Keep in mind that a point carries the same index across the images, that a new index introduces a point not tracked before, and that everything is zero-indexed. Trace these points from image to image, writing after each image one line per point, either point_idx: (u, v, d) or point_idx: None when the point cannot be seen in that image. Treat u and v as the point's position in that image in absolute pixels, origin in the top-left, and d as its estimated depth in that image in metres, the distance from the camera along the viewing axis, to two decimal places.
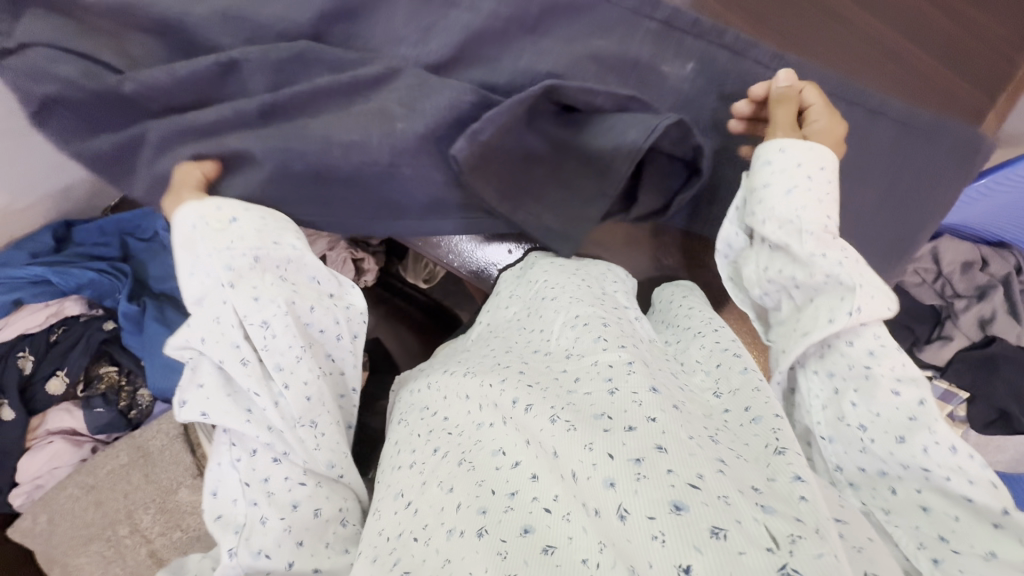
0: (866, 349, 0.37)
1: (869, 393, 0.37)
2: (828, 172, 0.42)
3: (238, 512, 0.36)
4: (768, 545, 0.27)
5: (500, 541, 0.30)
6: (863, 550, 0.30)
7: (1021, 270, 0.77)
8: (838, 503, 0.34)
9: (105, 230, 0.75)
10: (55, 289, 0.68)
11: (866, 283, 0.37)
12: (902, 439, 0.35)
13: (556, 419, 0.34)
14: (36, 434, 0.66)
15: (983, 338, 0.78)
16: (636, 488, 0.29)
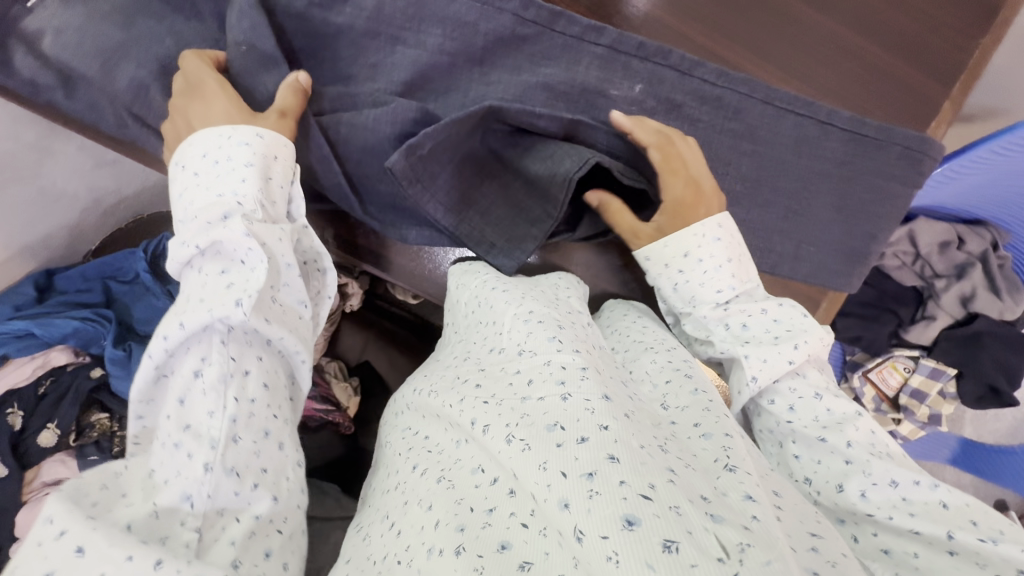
0: (787, 406, 0.43)
1: (806, 447, 0.42)
2: (711, 230, 0.47)
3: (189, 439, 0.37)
4: (719, 556, 0.27)
5: (477, 557, 0.30)
6: (835, 564, 0.31)
7: (998, 245, 0.76)
8: (814, 519, 0.35)
9: (87, 276, 0.77)
10: (39, 341, 0.70)
11: (776, 335, 0.45)
12: (841, 487, 0.39)
13: (511, 439, 0.34)
14: (33, 486, 0.65)
15: (965, 316, 0.79)
16: (589, 506, 0.29)
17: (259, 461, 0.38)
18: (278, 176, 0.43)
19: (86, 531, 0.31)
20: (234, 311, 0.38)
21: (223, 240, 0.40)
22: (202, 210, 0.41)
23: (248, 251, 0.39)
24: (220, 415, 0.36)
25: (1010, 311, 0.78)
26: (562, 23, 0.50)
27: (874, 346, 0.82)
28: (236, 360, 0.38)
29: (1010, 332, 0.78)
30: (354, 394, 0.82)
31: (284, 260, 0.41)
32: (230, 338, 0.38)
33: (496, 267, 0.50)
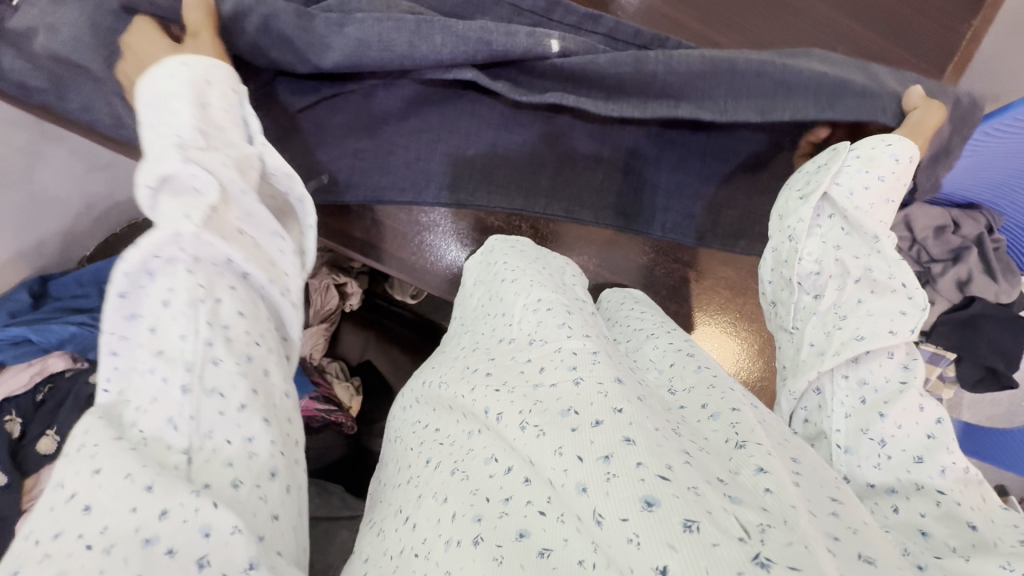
0: (901, 364, 0.42)
1: (900, 405, 0.39)
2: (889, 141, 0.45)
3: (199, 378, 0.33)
4: (740, 535, 0.26)
5: (495, 547, 0.30)
6: (856, 530, 0.30)
7: (992, 228, 0.77)
8: (833, 485, 0.34)
9: (83, 282, 0.76)
10: (37, 347, 0.69)
11: (844, 315, 0.44)
12: (921, 458, 0.38)
13: (526, 425, 0.34)
14: (33, 495, 0.64)
15: (964, 299, 0.79)
16: (608, 489, 0.29)
17: (244, 382, 0.35)
18: (216, 99, 0.39)
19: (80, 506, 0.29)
20: (191, 216, 0.35)
21: (175, 178, 0.35)
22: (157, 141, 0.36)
23: (193, 173, 0.35)
24: (196, 339, 0.34)
25: (1004, 294, 0.78)
26: (559, 12, 0.50)
27: None
28: (204, 286, 0.36)
29: (1009, 314, 0.78)
30: (356, 394, 0.82)
31: (237, 187, 0.37)
32: (196, 265, 0.36)
33: (508, 260, 0.52)
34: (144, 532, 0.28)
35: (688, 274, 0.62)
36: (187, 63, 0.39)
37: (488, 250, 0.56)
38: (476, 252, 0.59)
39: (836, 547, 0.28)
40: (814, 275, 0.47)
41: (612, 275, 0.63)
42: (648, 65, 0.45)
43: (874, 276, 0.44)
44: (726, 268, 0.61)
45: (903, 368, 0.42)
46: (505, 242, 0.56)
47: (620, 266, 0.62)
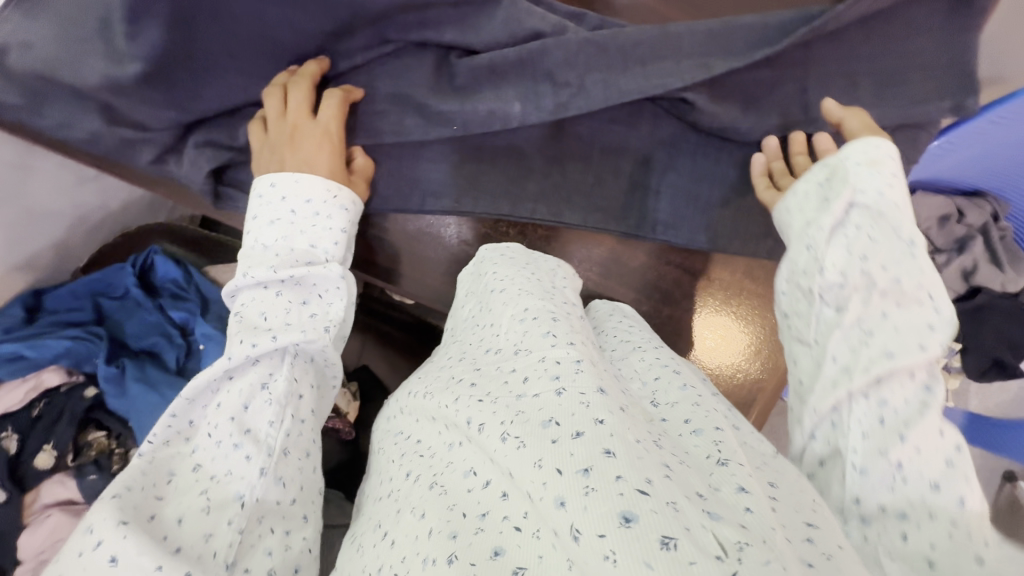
0: (924, 384, 0.37)
1: (919, 428, 0.35)
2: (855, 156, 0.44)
3: (258, 442, 0.40)
4: (717, 554, 0.26)
5: (470, 565, 0.29)
6: (830, 557, 0.29)
7: (999, 216, 0.75)
8: (808, 507, 0.33)
9: (77, 294, 0.76)
10: (31, 363, 0.69)
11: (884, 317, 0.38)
12: (938, 486, 0.34)
13: (506, 437, 0.33)
14: (33, 510, 0.66)
15: (967, 290, 0.79)
16: (586, 502, 0.28)
17: (273, 468, 0.39)
18: (323, 242, 0.48)
19: (191, 481, 0.39)
20: (317, 337, 0.45)
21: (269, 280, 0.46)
22: (271, 257, 0.47)
23: (327, 270, 0.46)
24: (280, 426, 0.41)
25: (1012, 283, 0.76)
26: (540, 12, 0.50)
27: None
28: (269, 373, 0.43)
29: (1015, 304, 0.77)
30: (353, 399, 0.80)
31: (329, 326, 0.46)
32: (261, 358, 0.43)
33: (496, 268, 0.51)
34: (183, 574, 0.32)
35: (681, 276, 0.60)
36: (312, 185, 0.48)
37: (477, 263, 0.55)
38: (468, 266, 0.57)
39: (810, 572, 0.27)
40: (836, 286, 0.41)
41: (603, 278, 0.62)
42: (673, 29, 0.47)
43: (901, 286, 0.39)
44: (723, 268, 0.59)
45: (929, 390, 0.37)
46: (492, 253, 0.54)
47: (610, 268, 0.62)
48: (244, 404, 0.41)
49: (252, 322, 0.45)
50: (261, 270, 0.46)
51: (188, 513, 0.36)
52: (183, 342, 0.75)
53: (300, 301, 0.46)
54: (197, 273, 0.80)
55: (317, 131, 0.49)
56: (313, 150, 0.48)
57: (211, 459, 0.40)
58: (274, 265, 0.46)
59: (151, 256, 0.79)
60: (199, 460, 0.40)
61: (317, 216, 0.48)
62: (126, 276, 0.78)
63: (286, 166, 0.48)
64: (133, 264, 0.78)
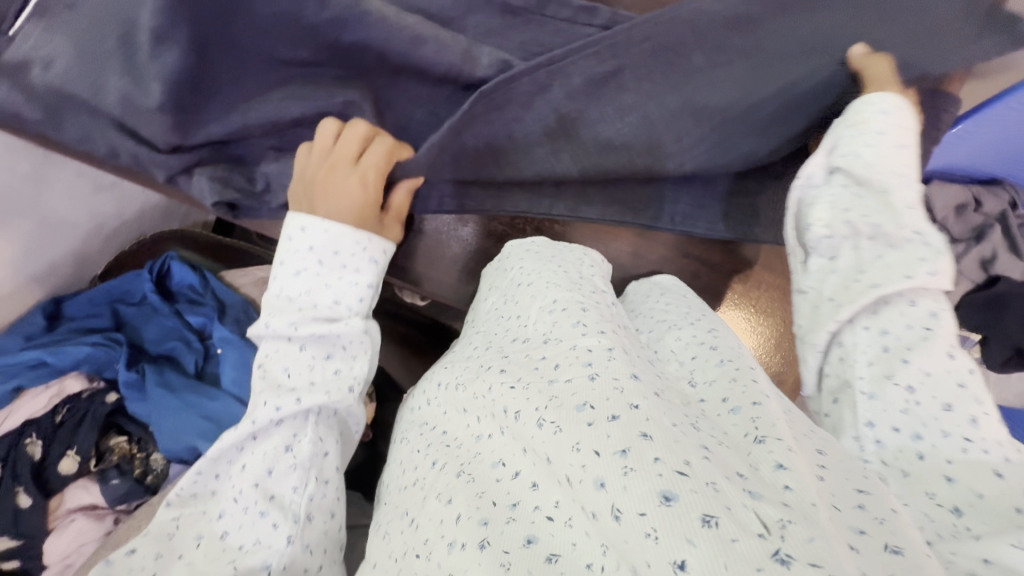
0: (929, 310, 0.38)
1: (925, 352, 0.37)
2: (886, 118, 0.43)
3: (283, 508, 0.43)
4: (760, 531, 0.25)
5: (503, 552, 0.29)
6: (884, 520, 0.29)
7: (1016, 203, 0.75)
8: (857, 476, 0.33)
9: (95, 301, 0.77)
10: (52, 369, 0.70)
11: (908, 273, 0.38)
12: (951, 406, 0.35)
13: (542, 423, 0.33)
14: (58, 514, 0.67)
15: (987, 279, 0.78)
16: (625, 484, 0.28)
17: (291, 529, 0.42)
18: (348, 296, 0.52)
19: (222, 549, 0.43)
20: (341, 397, 0.49)
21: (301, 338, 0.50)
22: (293, 311, 0.51)
23: (348, 326, 0.51)
24: (303, 491, 0.44)
25: None
26: (551, 8, 0.51)
27: None
28: (294, 434, 0.46)
29: None
30: (370, 400, 0.80)
31: (354, 385, 0.50)
32: (284, 419, 0.47)
33: (522, 264, 0.51)
34: None
35: (697, 268, 0.60)
36: (343, 240, 0.51)
37: (505, 258, 0.55)
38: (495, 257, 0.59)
39: (859, 540, 0.27)
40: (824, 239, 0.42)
41: (619, 272, 0.62)
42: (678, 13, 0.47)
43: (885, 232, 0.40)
44: (739, 259, 0.59)
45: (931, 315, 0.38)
46: (519, 248, 0.55)
47: (625, 262, 0.62)
48: (266, 470, 0.45)
49: (275, 385, 0.49)
50: (284, 325, 0.50)
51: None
52: (200, 346, 0.76)
53: (324, 358, 0.50)
54: (212, 278, 0.80)
55: (356, 177, 0.51)
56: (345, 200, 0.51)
57: (240, 525, 0.43)
58: (294, 321, 0.50)
59: (168, 262, 0.80)
60: (227, 526, 0.44)
61: (343, 268, 0.52)
62: (143, 282, 0.78)
63: (319, 216, 0.51)
64: (150, 269, 0.79)
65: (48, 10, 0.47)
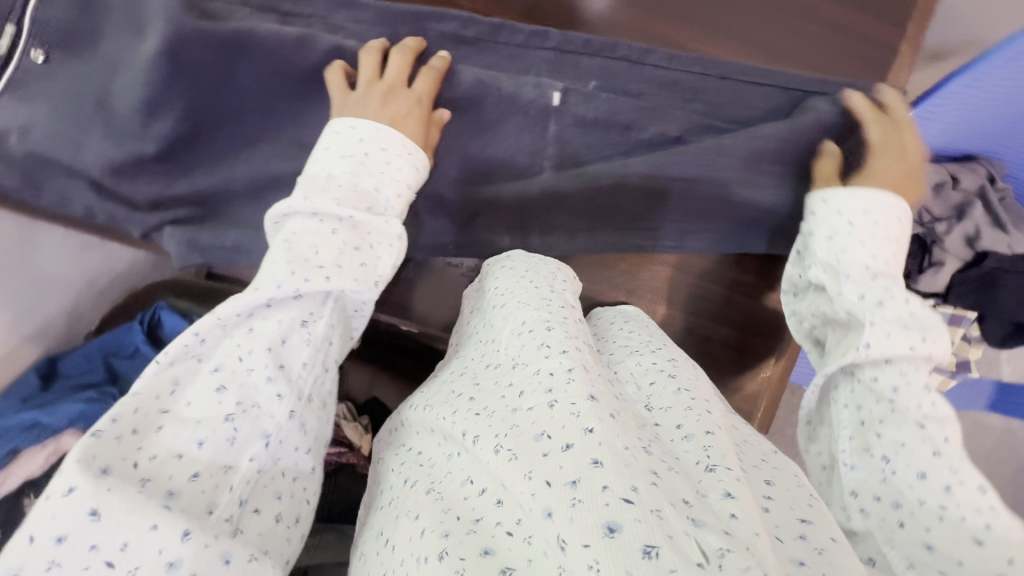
0: (891, 385, 0.37)
1: (895, 426, 0.37)
2: (899, 208, 0.44)
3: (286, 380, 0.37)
4: (697, 561, 0.26)
5: (458, 560, 0.29)
6: (823, 551, 0.29)
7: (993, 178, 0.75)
8: (803, 505, 0.33)
9: (89, 357, 0.78)
10: (48, 429, 0.70)
11: (909, 324, 0.39)
12: (924, 475, 0.35)
13: (499, 449, 0.33)
14: None
15: (975, 256, 0.77)
16: (571, 514, 0.28)
17: (295, 418, 0.37)
18: (390, 191, 0.44)
19: (209, 406, 0.35)
20: (365, 290, 0.41)
21: (328, 213, 0.41)
22: (334, 190, 0.42)
23: (388, 228, 0.43)
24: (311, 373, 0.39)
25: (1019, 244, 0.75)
26: (504, 34, 0.53)
27: None
28: (309, 314, 0.39)
29: None
30: (365, 432, 0.81)
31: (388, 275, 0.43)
32: (302, 297, 0.39)
33: (498, 284, 0.50)
34: (167, 556, 0.29)
35: (672, 271, 0.59)
36: (391, 138, 0.46)
37: (482, 279, 0.53)
38: (475, 285, 0.56)
39: (797, 574, 0.27)
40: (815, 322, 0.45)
41: (593, 284, 0.61)
42: (624, 50, 0.52)
43: (882, 308, 0.39)
44: (715, 261, 0.58)
45: (860, 346, 0.38)
46: (495, 265, 0.53)
47: (603, 276, 0.60)
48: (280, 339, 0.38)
49: (297, 257, 0.39)
50: (329, 204, 0.41)
51: (202, 466, 0.34)
52: None
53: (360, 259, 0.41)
54: None
55: (410, 99, 0.49)
56: (403, 113, 0.48)
57: (239, 384, 0.36)
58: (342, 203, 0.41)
59: (157, 311, 0.81)
60: (221, 382, 0.36)
61: (388, 165, 0.45)
62: (135, 333, 0.80)
63: (376, 119, 0.47)
64: (140, 321, 0.80)
65: (26, 85, 0.50)
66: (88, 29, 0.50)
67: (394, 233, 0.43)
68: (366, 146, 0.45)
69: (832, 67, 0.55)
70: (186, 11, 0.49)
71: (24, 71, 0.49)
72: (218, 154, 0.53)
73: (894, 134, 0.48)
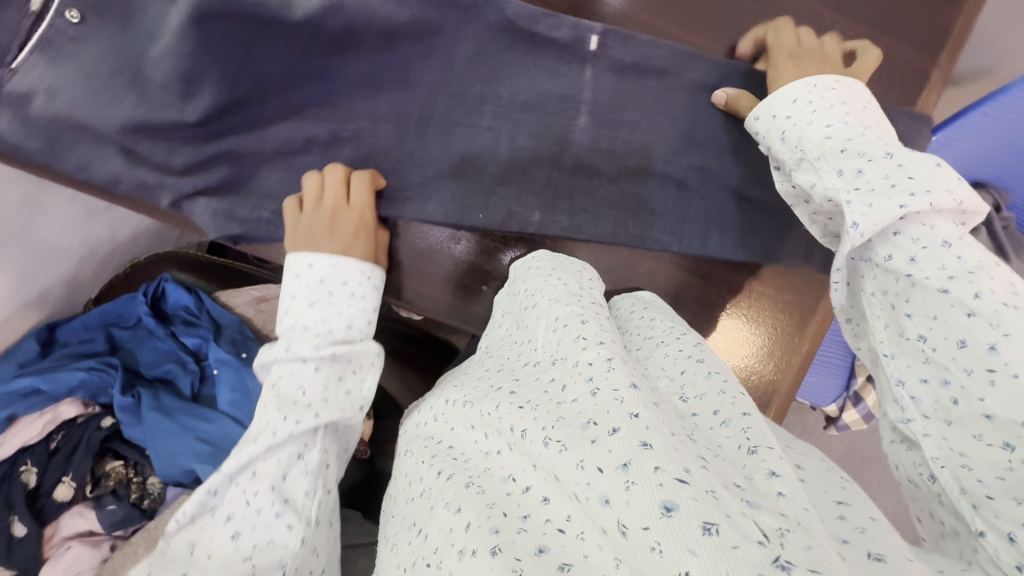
0: (941, 240, 0.36)
1: (923, 301, 0.37)
2: (824, 83, 0.45)
3: (290, 507, 0.44)
4: (760, 538, 0.26)
5: (514, 559, 0.29)
6: (864, 531, 0.31)
7: (998, 206, 0.76)
8: (837, 487, 0.35)
9: (89, 325, 0.77)
10: (47, 396, 0.69)
11: (896, 182, 0.37)
12: (965, 342, 0.35)
13: (548, 441, 0.34)
14: (53, 543, 0.67)
15: None
16: (627, 498, 0.29)
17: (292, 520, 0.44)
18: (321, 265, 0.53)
19: (230, 552, 0.43)
20: (353, 415, 0.51)
21: (302, 373, 0.50)
22: (313, 337, 0.51)
23: (366, 347, 0.53)
24: (314, 496, 0.46)
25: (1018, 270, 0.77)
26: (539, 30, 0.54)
27: None
28: (309, 491, 0.46)
29: None
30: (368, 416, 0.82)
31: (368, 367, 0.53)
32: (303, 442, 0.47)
33: (526, 284, 0.51)
34: None
35: (691, 277, 0.60)
36: (348, 270, 0.53)
37: (511, 283, 0.54)
38: (502, 290, 0.57)
39: (845, 551, 0.28)
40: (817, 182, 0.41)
41: (613, 285, 0.62)
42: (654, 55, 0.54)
43: (897, 185, 0.37)
44: (728, 270, 0.59)
45: (849, 228, 0.37)
46: (521, 267, 0.54)
47: (618, 277, 0.61)
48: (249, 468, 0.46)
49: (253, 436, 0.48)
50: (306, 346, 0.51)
51: None
52: (196, 368, 0.76)
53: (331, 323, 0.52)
54: (207, 299, 0.80)
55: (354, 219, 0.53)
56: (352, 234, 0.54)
57: (250, 527, 0.43)
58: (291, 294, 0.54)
59: (162, 283, 0.79)
60: (235, 530, 0.43)
61: (352, 296, 0.53)
62: (137, 304, 0.78)
63: (326, 250, 0.53)
64: (144, 292, 0.78)
65: (56, 45, 0.46)
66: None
67: (365, 359, 0.53)
68: (317, 283, 0.53)
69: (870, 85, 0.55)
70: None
71: (58, 32, 0.46)
72: (250, 132, 0.53)
73: (774, 37, 0.52)
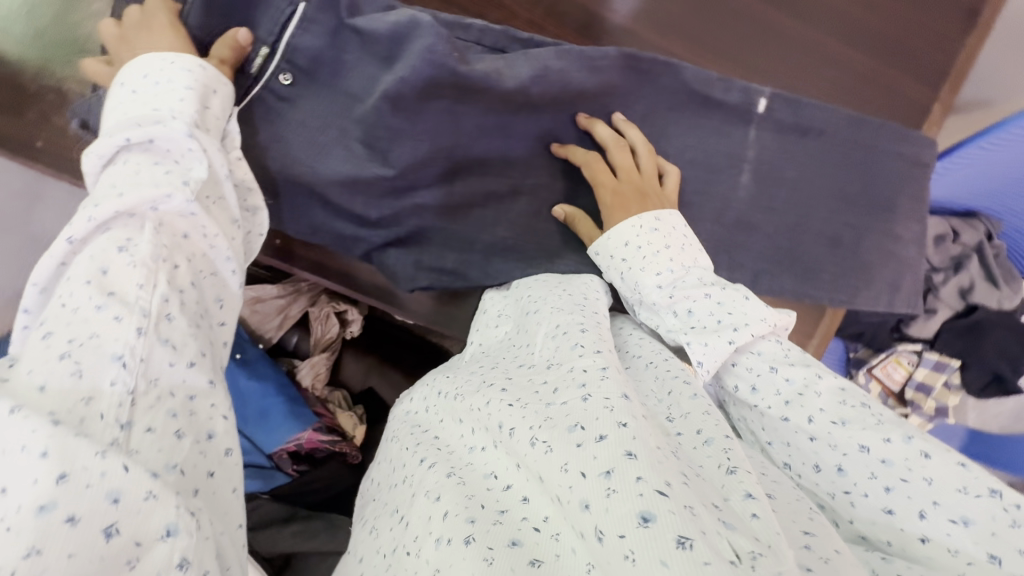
0: (765, 367, 0.42)
1: (773, 430, 0.42)
2: (648, 222, 0.48)
3: (154, 415, 0.31)
4: (731, 559, 0.27)
5: (487, 548, 0.30)
6: (828, 560, 0.32)
7: (992, 236, 0.78)
8: (804, 516, 0.35)
9: None
10: None
11: (719, 320, 0.43)
12: (839, 470, 0.38)
13: (535, 441, 0.34)
14: None
15: (966, 307, 0.81)
16: (607, 505, 0.29)
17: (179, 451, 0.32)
18: (217, 107, 0.42)
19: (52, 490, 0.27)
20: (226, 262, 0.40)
21: (164, 227, 0.37)
22: (148, 166, 0.38)
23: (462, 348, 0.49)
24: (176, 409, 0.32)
25: (1007, 300, 0.79)
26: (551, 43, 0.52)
27: (871, 340, 0.83)
28: (166, 328, 0.34)
29: (1011, 320, 0.79)
30: (360, 422, 0.82)
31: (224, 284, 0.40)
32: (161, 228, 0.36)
33: (532, 291, 0.50)
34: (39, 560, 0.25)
35: None
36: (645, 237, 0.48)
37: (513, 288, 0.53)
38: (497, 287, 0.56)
39: None
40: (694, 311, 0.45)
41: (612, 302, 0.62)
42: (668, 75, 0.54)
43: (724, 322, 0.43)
44: None
45: (697, 367, 0.43)
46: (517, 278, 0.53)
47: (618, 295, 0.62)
48: (165, 312, 0.34)
49: (93, 330, 0.32)
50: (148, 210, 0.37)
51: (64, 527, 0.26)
52: None
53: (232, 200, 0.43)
54: None
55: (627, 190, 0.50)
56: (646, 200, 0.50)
57: (107, 417, 0.30)
58: (192, 131, 0.39)
59: None
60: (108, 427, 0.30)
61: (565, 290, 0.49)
62: None
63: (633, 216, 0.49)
64: None
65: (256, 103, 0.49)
66: (333, 57, 0.48)
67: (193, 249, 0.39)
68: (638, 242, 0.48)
69: (875, 116, 0.57)
70: (450, 53, 0.46)
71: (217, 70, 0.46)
72: None
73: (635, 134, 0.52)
